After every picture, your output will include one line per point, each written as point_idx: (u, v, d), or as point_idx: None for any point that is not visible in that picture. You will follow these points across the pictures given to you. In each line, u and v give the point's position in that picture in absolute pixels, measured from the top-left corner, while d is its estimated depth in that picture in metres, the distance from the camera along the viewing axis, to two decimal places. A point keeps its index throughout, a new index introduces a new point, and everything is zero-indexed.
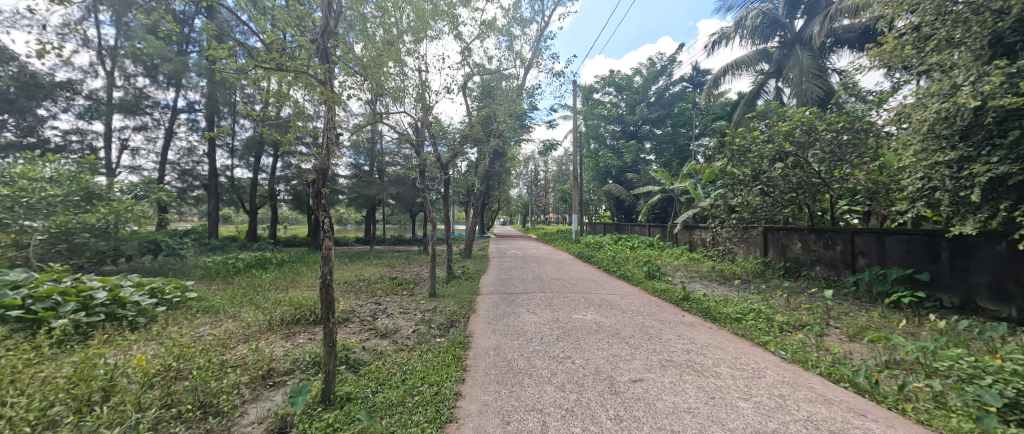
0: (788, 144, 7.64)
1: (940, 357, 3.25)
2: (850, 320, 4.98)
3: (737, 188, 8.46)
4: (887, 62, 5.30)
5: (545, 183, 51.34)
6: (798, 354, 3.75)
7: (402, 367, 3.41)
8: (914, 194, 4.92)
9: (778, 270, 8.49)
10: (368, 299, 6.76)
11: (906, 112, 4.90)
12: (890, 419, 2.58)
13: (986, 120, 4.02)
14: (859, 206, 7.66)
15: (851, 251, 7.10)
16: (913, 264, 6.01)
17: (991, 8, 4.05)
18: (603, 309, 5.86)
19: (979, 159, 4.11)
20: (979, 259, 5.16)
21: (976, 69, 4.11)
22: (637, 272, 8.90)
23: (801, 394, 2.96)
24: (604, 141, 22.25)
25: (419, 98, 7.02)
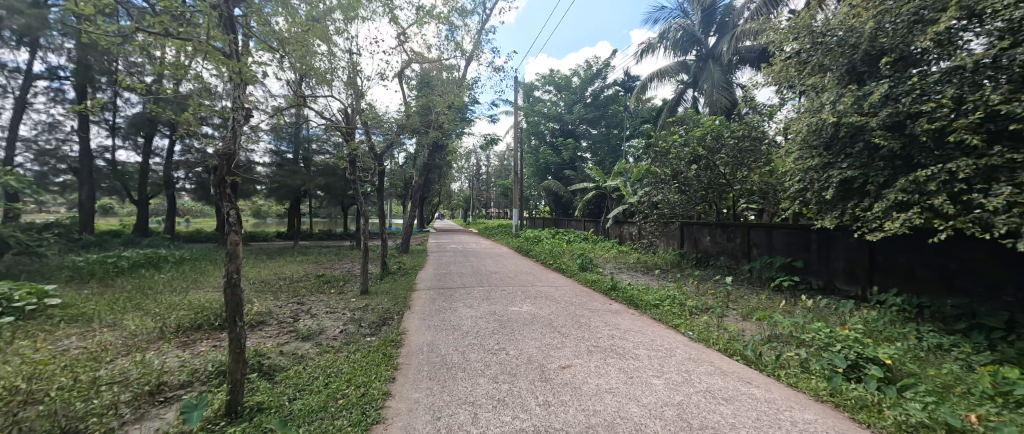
0: (701, 148, 8.56)
1: (807, 330, 3.90)
2: (744, 302, 5.78)
3: (659, 186, 9.41)
4: (776, 80, 6.19)
5: (485, 177, 51.28)
6: (703, 334, 4.25)
7: (325, 371, 3.19)
8: (794, 195, 5.81)
9: (691, 260, 9.50)
10: (288, 299, 6.20)
11: (788, 125, 5.77)
12: (769, 384, 3.05)
13: (841, 134, 4.90)
14: (755, 204, 8.87)
15: (748, 243, 8.20)
16: (792, 253, 7.14)
17: (848, 42, 4.93)
18: (539, 300, 6.06)
19: (837, 166, 4.99)
20: (837, 248, 6.28)
21: (837, 92, 4.99)
22: (571, 264, 9.33)
23: (703, 368, 3.36)
24: (544, 138, 22.84)
25: (350, 82, 6.54)
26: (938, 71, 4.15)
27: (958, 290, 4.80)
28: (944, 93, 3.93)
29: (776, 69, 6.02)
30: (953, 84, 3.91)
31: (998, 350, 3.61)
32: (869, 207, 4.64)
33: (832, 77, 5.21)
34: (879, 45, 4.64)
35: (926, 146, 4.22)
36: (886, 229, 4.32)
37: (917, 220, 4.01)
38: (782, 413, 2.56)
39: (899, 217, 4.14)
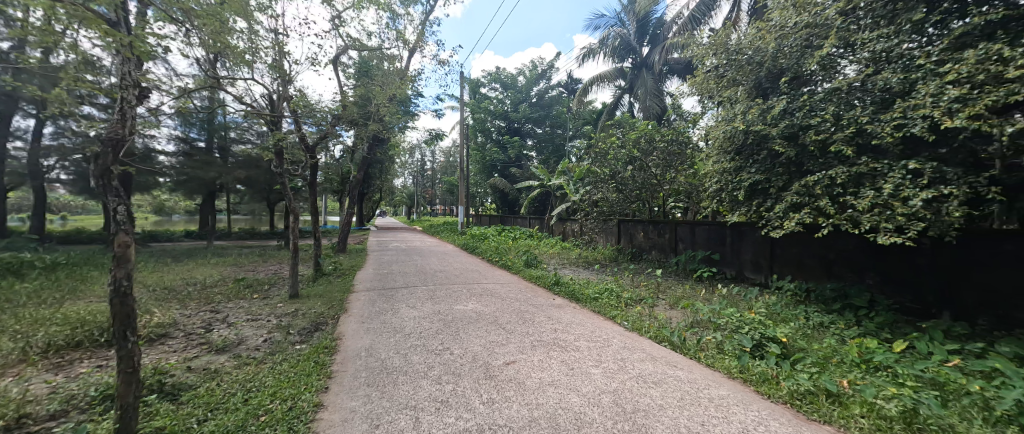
0: (636, 150, 9.14)
1: (723, 315, 4.35)
2: (673, 292, 6.29)
3: (599, 185, 9.88)
4: (699, 90, 6.80)
5: (430, 173, 49.98)
6: (636, 323, 4.54)
7: (244, 385, 2.86)
8: (713, 194, 6.43)
9: (626, 255, 10.12)
10: (200, 308, 5.49)
11: (708, 131, 6.37)
12: (692, 365, 3.34)
13: (749, 141, 5.52)
14: (681, 203, 9.69)
15: (674, 238, 8.93)
16: (711, 247, 7.94)
17: (755, 60, 5.58)
18: (484, 298, 6.05)
19: (747, 168, 5.61)
20: (747, 241, 7.12)
21: (747, 104, 5.61)
22: (516, 261, 9.43)
23: (636, 355, 3.58)
24: (490, 136, 22.81)
25: (276, 66, 5.95)
26: (823, 90, 4.86)
27: (834, 275, 5.74)
28: (827, 109, 4.61)
29: (699, 80, 6.62)
30: (834, 102, 4.60)
31: (864, 325, 4.36)
32: (772, 206, 5.29)
33: (742, 90, 5.86)
34: (779, 65, 5.33)
35: (813, 155, 4.87)
36: (785, 226, 4.97)
37: (809, 219, 4.69)
38: (703, 391, 2.81)
39: (794, 216, 4.80)
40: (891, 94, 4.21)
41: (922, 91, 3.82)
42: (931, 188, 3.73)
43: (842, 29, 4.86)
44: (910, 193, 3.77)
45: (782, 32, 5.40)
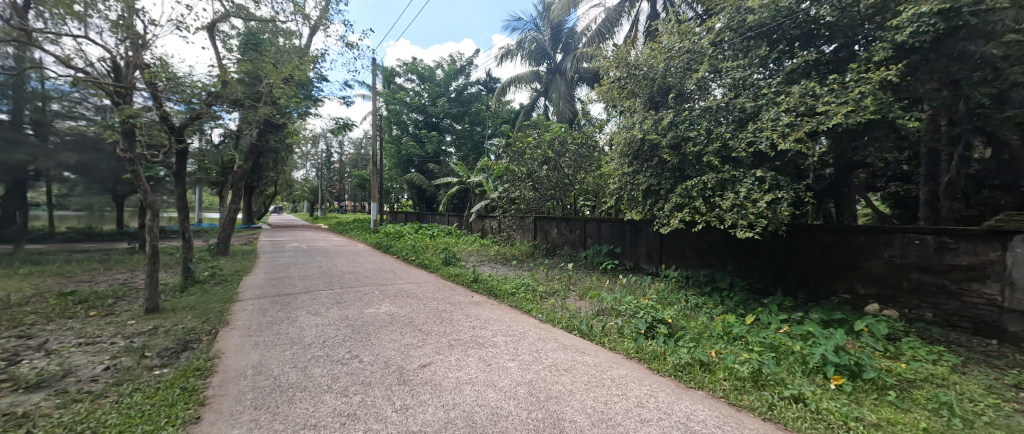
0: (550, 151, 9.57)
1: (623, 303, 4.80)
2: (582, 284, 6.77)
3: (516, 183, 10.16)
4: (605, 98, 7.39)
5: (338, 166, 45.82)
6: (549, 315, 4.75)
7: (73, 429, 2.25)
8: (615, 194, 7.07)
9: (542, 250, 10.57)
10: (4, 333, 4.18)
11: (612, 136, 6.95)
12: (598, 350, 3.61)
13: (644, 147, 6.16)
14: (589, 201, 10.45)
15: (583, 234, 9.62)
16: (613, 242, 8.78)
17: (649, 76, 6.27)
18: (398, 299, 5.74)
19: (642, 172, 6.27)
20: (642, 236, 8.06)
21: (642, 114, 6.26)
22: (434, 259, 9.16)
23: (549, 345, 3.74)
24: (406, 129, 21.78)
25: (124, 26, 4.81)
26: (699, 107, 5.66)
27: (706, 263, 6.87)
28: (702, 123, 5.39)
29: (604, 88, 7.19)
30: (706, 118, 5.40)
31: (727, 304, 5.24)
32: (661, 205, 6.01)
33: (639, 101, 6.51)
34: (667, 82, 6.07)
35: (692, 162, 5.63)
36: (671, 223, 5.69)
37: (688, 217, 5.44)
38: (607, 373, 3.05)
39: (677, 215, 5.53)
40: (746, 114, 5.09)
41: (766, 115, 4.74)
42: (772, 193, 4.63)
43: (712, 56, 5.74)
44: (758, 196, 4.65)
45: (669, 54, 6.17)
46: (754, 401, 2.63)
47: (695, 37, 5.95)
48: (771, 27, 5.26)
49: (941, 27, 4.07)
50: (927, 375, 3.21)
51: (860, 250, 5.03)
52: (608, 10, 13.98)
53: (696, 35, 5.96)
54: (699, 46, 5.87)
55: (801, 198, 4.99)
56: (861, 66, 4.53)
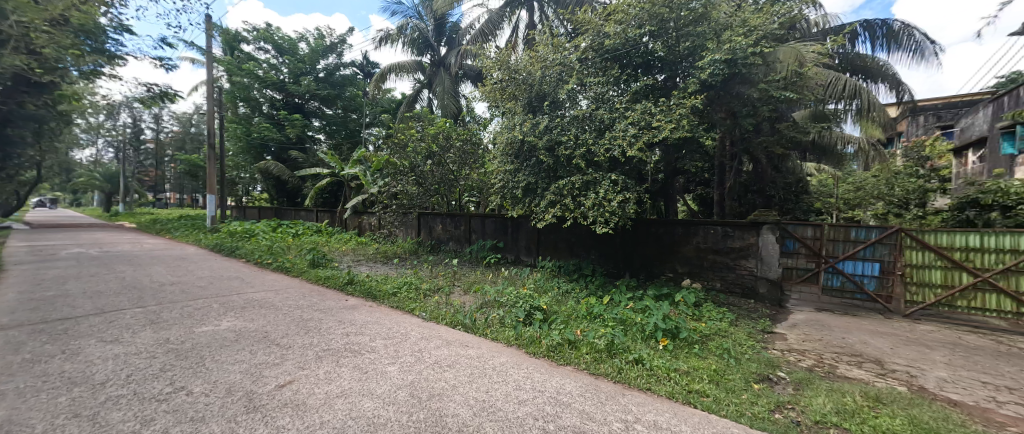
0: (434, 145, 9.36)
1: (504, 294, 5.09)
2: (466, 278, 6.93)
3: (397, 177, 9.79)
4: (487, 98, 7.66)
5: (157, 148, 35.97)
6: (433, 313, 4.70)
7: None
8: (498, 190, 7.40)
9: (426, 247, 10.35)
10: None
11: (495, 135, 7.22)
12: (479, 342, 3.74)
13: (522, 148, 6.55)
14: (473, 197, 10.64)
15: (468, 230, 9.84)
16: (496, 237, 9.23)
17: (527, 82, 6.73)
18: (250, 311, 4.87)
19: (521, 171, 6.68)
20: (522, 231, 8.66)
21: (521, 117, 6.67)
22: (298, 261, 8.06)
23: (431, 343, 3.69)
24: (260, 109, 18.48)
25: None
26: (569, 114, 6.30)
27: (575, 254, 7.79)
28: (571, 130, 6.04)
29: (487, 88, 7.42)
30: (574, 125, 6.07)
31: (589, 287, 6.07)
32: (538, 202, 6.50)
33: (519, 104, 6.93)
34: (543, 88, 6.61)
35: (563, 164, 6.26)
36: (545, 218, 6.23)
37: (560, 213, 6.05)
38: (487, 362, 3.19)
39: (550, 212, 6.11)
40: (604, 124, 5.89)
41: (618, 126, 5.60)
42: (621, 194, 5.54)
43: (578, 71, 6.47)
44: (613, 196, 5.51)
45: (544, 63, 6.68)
46: (607, 368, 3.12)
47: (565, 51, 6.62)
48: (621, 53, 6.25)
49: (727, 71, 5.51)
50: (719, 330, 4.32)
51: (679, 239, 6.57)
52: (491, 12, 14.40)
53: (566, 49, 6.64)
54: (568, 60, 6.52)
55: (642, 198, 6.07)
56: (681, 93, 5.76)
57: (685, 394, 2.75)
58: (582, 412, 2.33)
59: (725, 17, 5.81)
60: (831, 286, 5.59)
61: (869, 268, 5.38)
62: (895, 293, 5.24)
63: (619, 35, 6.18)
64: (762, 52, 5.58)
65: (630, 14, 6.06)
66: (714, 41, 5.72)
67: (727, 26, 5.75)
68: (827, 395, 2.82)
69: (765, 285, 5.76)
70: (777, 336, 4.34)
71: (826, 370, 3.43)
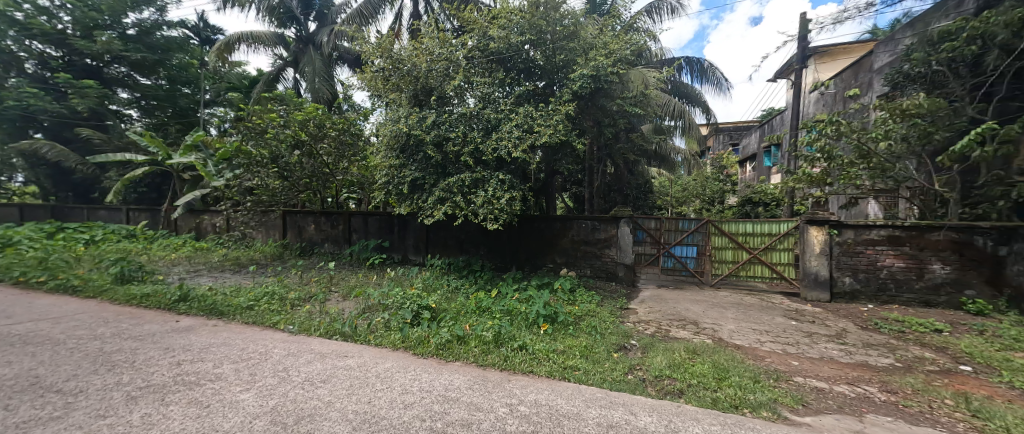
0: (302, 132, 8.17)
1: (390, 296, 4.84)
2: (346, 283, 6.36)
3: (254, 169, 8.35)
4: (369, 87, 7.18)
5: None
6: (305, 324, 4.12)
7: None
8: (382, 186, 6.97)
9: (294, 250, 9.14)
10: None
11: (378, 127, 6.78)
12: (362, 350, 3.47)
13: (409, 142, 6.31)
14: (354, 193, 9.86)
15: (347, 229, 9.13)
16: (381, 236, 8.80)
17: (412, 74, 6.53)
18: (10, 348, 3.45)
19: (408, 166, 6.41)
20: (410, 229, 8.43)
21: (408, 110, 6.39)
22: (98, 276, 6.09)
23: (299, 359, 3.08)
24: None
25: None
26: (457, 111, 6.35)
27: (465, 250, 7.92)
28: (459, 127, 6.07)
29: (368, 76, 6.99)
30: (462, 123, 6.13)
31: (479, 282, 6.28)
32: (426, 199, 6.37)
33: (404, 96, 6.64)
34: (430, 82, 6.49)
35: (451, 161, 6.24)
36: (435, 215, 6.15)
37: (450, 211, 6.04)
38: (372, 370, 2.97)
39: (440, 209, 6.05)
40: (491, 124, 6.12)
41: (504, 127, 5.89)
42: (508, 192, 5.88)
43: (466, 69, 6.54)
44: (501, 194, 5.79)
45: (430, 56, 6.53)
46: (495, 358, 3.29)
47: (452, 47, 6.60)
48: (506, 57, 6.57)
49: (593, 85, 6.31)
50: (588, 311, 4.96)
51: (557, 232, 7.27)
52: None
53: (453, 46, 6.62)
54: (455, 56, 6.52)
55: (525, 195, 6.51)
56: (557, 101, 6.39)
57: (562, 371, 3.10)
58: (471, 404, 2.42)
59: (591, 38, 6.64)
60: (666, 266, 6.99)
61: (690, 251, 6.89)
62: (706, 268, 6.82)
63: (503, 40, 6.48)
64: (619, 73, 6.57)
65: (512, 21, 6.43)
66: (582, 58, 6.49)
67: (593, 46, 6.57)
68: (664, 353, 3.54)
69: (622, 269, 6.73)
70: (631, 311, 5.22)
71: (663, 333, 4.29)
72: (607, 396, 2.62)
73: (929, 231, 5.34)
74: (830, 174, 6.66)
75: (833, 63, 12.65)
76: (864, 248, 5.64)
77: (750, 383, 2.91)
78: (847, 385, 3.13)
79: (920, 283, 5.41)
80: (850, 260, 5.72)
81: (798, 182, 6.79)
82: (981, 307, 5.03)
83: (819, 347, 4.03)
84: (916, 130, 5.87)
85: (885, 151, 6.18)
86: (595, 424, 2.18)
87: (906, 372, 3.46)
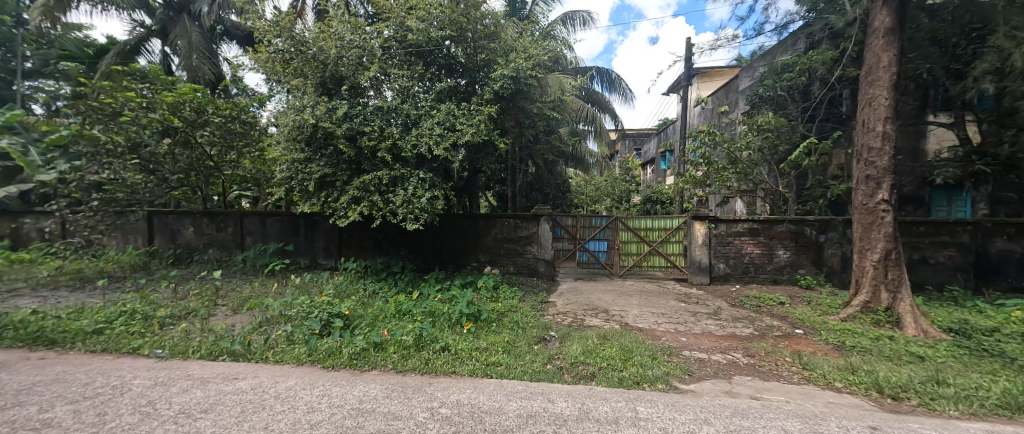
0: (175, 118, 6.87)
1: (293, 306, 4.34)
2: (236, 295, 5.51)
3: (103, 160, 6.88)
4: (265, 70, 6.35)
5: None
6: (179, 346, 3.45)
7: None
8: (282, 182, 6.20)
9: (167, 258, 7.67)
10: None
11: (277, 116, 6.01)
12: (256, 369, 3.03)
13: (317, 135, 5.72)
14: (246, 191, 8.76)
15: (240, 232, 7.97)
16: (283, 239, 7.87)
17: (318, 59, 5.94)
18: None
19: (315, 161, 5.81)
20: (319, 231, 7.69)
21: (314, 98, 5.78)
22: None
23: (172, 389, 2.56)
24: None
25: None
26: (372, 104, 5.94)
27: (383, 251, 7.48)
28: (375, 121, 5.69)
29: (262, 58, 6.17)
30: (378, 116, 5.76)
31: (398, 284, 5.98)
32: (338, 198, 5.85)
33: (310, 83, 5.99)
34: (340, 70, 5.97)
35: (366, 157, 5.82)
36: (348, 216, 5.68)
37: (366, 211, 5.63)
38: (269, 391, 2.61)
39: (355, 209, 5.61)
40: (410, 120, 5.86)
41: (425, 124, 5.69)
42: (429, 190, 5.71)
43: (382, 60, 6.14)
44: (422, 193, 5.58)
45: (340, 42, 6.02)
46: (415, 362, 3.16)
47: (366, 35, 6.15)
48: (425, 50, 6.34)
49: (513, 86, 6.44)
50: (511, 307, 5.05)
51: (480, 231, 7.27)
52: None
53: (366, 33, 6.16)
54: (369, 45, 6.07)
55: (447, 194, 6.39)
56: (479, 100, 6.38)
57: (484, 368, 3.11)
58: (387, 414, 2.28)
59: (511, 40, 6.75)
60: (581, 260, 7.47)
61: (601, 245, 7.45)
62: (615, 261, 7.44)
63: (422, 32, 6.22)
64: (537, 76, 6.80)
65: (431, 13, 6.18)
66: (503, 59, 6.56)
67: (513, 48, 6.69)
68: (579, 341, 3.77)
69: (543, 264, 7.03)
70: (550, 304, 5.46)
71: (579, 323, 4.57)
72: (527, 388, 2.69)
73: (778, 223, 6.56)
74: (710, 176, 7.79)
75: (712, 82, 14.64)
76: (733, 239, 6.71)
77: (649, 360, 3.25)
78: (724, 354, 3.69)
79: (771, 265, 6.61)
80: (724, 249, 6.76)
81: (687, 183, 7.79)
82: (809, 282, 6.34)
83: (703, 323, 4.68)
84: (766, 142, 7.37)
85: (746, 158, 7.53)
86: (515, 416, 2.22)
87: (765, 338, 4.20)
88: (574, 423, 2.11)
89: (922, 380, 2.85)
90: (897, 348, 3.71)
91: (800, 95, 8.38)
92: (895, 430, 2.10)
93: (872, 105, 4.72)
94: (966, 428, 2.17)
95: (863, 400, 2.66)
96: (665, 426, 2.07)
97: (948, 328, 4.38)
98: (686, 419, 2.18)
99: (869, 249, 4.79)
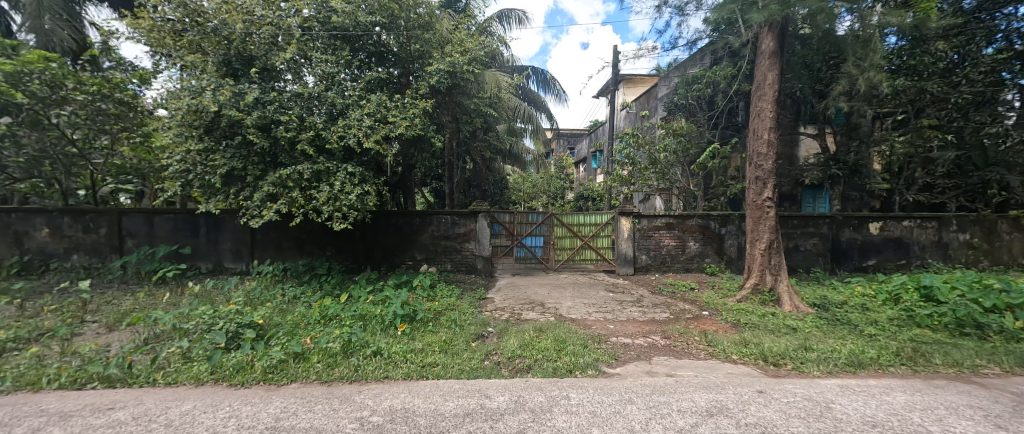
0: (18, 92, 5.49)
1: (192, 317, 3.76)
2: (113, 309, 4.61)
3: None
4: (150, 42, 5.39)
5: None
6: (27, 376, 2.78)
7: None
8: (175, 175, 5.30)
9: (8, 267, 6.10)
10: None
11: (166, 97, 5.13)
12: (141, 395, 2.57)
13: (219, 122, 4.99)
14: (126, 184, 7.53)
15: (117, 233, 6.69)
16: (177, 241, 6.77)
17: (220, 34, 5.20)
18: None
19: (218, 151, 5.07)
20: (225, 231, 6.79)
21: (216, 80, 5.04)
22: None
23: (13, 432, 2.04)
24: None
25: None
26: (289, 90, 5.36)
27: (305, 252, 6.83)
28: (293, 110, 5.14)
29: (147, 27, 5.21)
30: (298, 104, 5.22)
31: (324, 288, 5.50)
32: (250, 193, 5.19)
33: (211, 62, 5.23)
34: (248, 50, 5.28)
35: (284, 148, 5.23)
36: (263, 215, 5.07)
37: (284, 208, 5.08)
38: (159, 417, 2.23)
39: (271, 207, 5.03)
40: (335, 109, 5.41)
41: (352, 114, 5.30)
42: (359, 186, 5.34)
43: (301, 41, 5.57)
44: (350, 189, 5.18)
45: (249, 17, 5.31)
46: (343, 371, 2.93)
47: (280, 12, 5.50)
48: (351, 34, 5.86)
49: (449, 81, 6.29)
50: (448, 305, 4.95)
51: (416, 228, 7.02)
52: None
53: (282, 10, 5.52)
54: (285, 23, 5.45)
55: (378, 190, 6.03)
56: (413, 93, 6.12)
57: (419, 369, 3.01)
58: (309, 429, 2.09)
59: (446, 32, 6.58)
60: (518, 256, 7.61)
61: (537, 241, 7.66)
62: (550, 255, 7.70)
63: (349, 15, 5.75)
64: (474, 72, 6.71)
65: None
66: (438, 51, 6.37)
67: (448, 41, 6.53)
68: (516, 336, 3.83)
69: (481, 261, 7.02)
70: (488, 300, 5.48)
71: (515, 317, 4.65)
72: (463, 386, 2.66)
73: (689, 218, 7.36)
74: (634, 175, 8.44)
75: (635, 88, 15.87)
76: (653, 233, 7.38)
77: (580, 348, 3.43)
78: (647, 338, 4.04)
79: (684, 256, 7.39)
80: (645, 242, 7.40)
81: (615, 181, 8.36)
82: (714, 269, 7.23)
83: (629, 311, 5.08)
84: (681, 145, 8.19)
85: (664, 159, 8.31)
86: (451, 415, 2.19)
87: (677, 321, 4.69)
88: (508, 416, 2.13)
89: (796, 348, 3.43)
90: (778, 322, 4.39)
91: (707, 104, 9.46)
92: (776, 391, 2.48)
93: (760, 116, 5.49)
94: (825, 384, 2.65)
95: (753, 369, 3.11)
96: (594, 410, 2.20)
97: (814, 303, 5.31)
98: (612, 401, 2.33)
99: (757, 240, 5.62)
